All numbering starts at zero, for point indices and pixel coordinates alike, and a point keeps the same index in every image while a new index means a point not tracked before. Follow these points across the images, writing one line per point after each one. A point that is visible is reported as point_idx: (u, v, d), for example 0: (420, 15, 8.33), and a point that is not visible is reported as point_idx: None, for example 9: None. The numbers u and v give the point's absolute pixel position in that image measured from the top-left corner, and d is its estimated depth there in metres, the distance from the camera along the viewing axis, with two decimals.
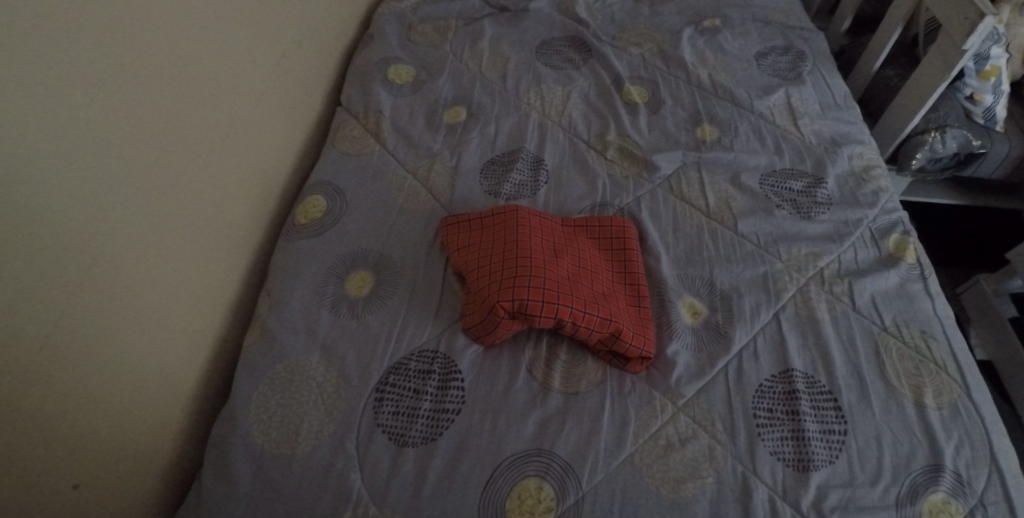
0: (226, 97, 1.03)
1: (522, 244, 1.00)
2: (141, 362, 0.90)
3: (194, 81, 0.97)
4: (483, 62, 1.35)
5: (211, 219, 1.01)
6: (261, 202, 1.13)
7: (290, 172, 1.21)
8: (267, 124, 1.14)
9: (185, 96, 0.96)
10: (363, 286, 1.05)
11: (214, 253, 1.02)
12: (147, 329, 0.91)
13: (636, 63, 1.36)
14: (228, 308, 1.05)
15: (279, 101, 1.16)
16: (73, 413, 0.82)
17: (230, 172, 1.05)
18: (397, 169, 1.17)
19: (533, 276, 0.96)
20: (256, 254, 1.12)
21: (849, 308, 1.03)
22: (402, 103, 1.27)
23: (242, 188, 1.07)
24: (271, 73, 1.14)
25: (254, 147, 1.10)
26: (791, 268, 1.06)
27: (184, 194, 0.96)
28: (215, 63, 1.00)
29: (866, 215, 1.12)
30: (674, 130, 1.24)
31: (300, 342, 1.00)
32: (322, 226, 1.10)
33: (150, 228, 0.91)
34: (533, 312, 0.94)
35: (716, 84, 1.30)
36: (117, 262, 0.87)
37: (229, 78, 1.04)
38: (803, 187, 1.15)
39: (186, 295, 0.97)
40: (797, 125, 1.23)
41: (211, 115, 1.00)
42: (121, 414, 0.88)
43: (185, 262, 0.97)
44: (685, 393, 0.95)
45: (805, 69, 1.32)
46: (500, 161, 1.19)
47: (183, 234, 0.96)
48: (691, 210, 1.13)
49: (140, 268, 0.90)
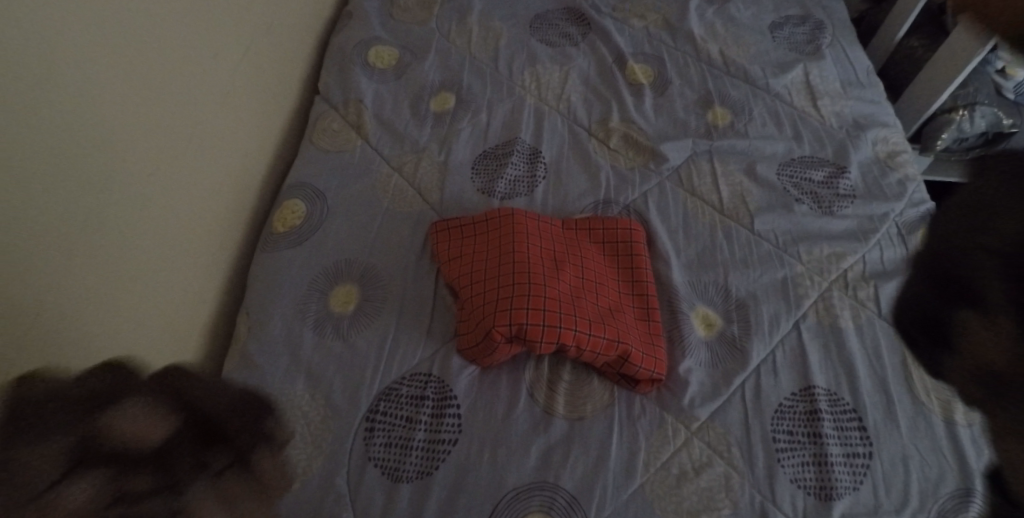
0: (198, 97, 0.95)
1: (520, 253, 0.91)
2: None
3: (161, 76, 0.88)
4: (472, 39, 1.24)
5: (184, 225, 0.94)
6: (234, 201, 1.05)
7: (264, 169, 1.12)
8: (240, 116, 1.05)
9: (153, 95, 0.87)
10: (349, 301, 0.97)
11: (188, 263, 0.95)
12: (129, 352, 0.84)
13: (639, 38, 1.25)
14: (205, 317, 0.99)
15: (254, 95, 1.08)
16: None
17: (208, 172, 0.98)
18: (382, 166, 1.08)
19: (533, 291, 0.87)
20: (229, 259, 1.05)
21: (875, 315, 0.95)
22: (384, 90, 1.17)
23: (213, 187, 0.99)
24: (241, 61, 1.04)
25: (230, 143, 1.03)
26: (812, 271, 0.98)
27: (157, 202, 0.88)
28: (183, 56, 0.91)
29: (892, 209, 1.03)
30: (683, 115, 1.14)
31: (284, 367, 0.92)
32: (302, 235, 1.02)
33: (132, 242, 0.85)
34: (532, 337, 0.85)
35: (727, 61, 1.19)
36: (96, 288, 0.79)
37: (198, 70, 0.94)
38: (824, 178, 1.06)
39: (169, 308, 0.92)
40: (816, 106, 1.14)
41: (189, 113, 0.93)
42: None
43: (162, 279, 0.90)
44: (700, 415, 0.88)
45: (824, 41, 1.21)
46: (494, 153, 1.09)
47: (156, 246, 0.89)
48: (703, 206, 1.04)
49: (121, 287, 0.83)
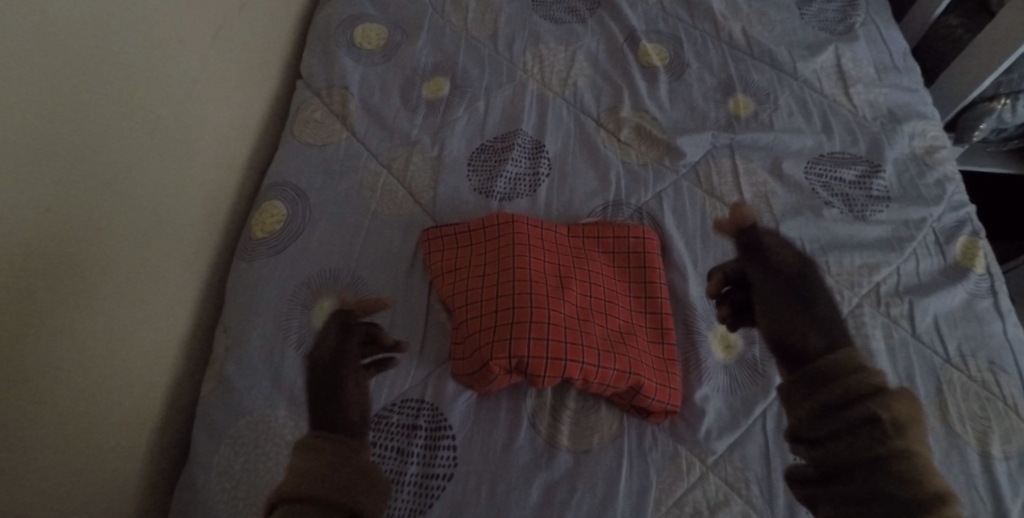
0: (193, 71, 0.93)
1: (519, 270, 0.83)
2: (114, 388, 0.83)
3: (103, 77, 0.80)
4: (469, 15, 1.13)
5: (151, 238, 0.87)
6: (213, 205, 0.98)
7: (242, 164, 1.04)
8: (210, 112, 0.97)
9: (95, 102, 0.79)
10: (335, 318, 0.88)
11: (161, 278, 0.89)
12: (89, 381, 0.80)
13: (653, 14, 1.13)
14: (187, 332, 0.93)
15: (238, 80, 1.02)
16: (72, 422, 0.78)
17: (209, 145, 0.97)
18: (370, 162, 0.99)
19: (535, 315, 0.79)
20: (213, 266, 0.98)
21: (909, 336, 0.88)
22: (372, 74, 1.07)
23: (199, 177, 0.95)
24: (207, 51, 0.95)
25: (230, 115, 1.01)
26: (841, 284, 0.90)
27: (115, 218, 0.82)
28: (128, 52, 0.83)
29: (929, 214, 0.95)
30: (701, 103, 1.04)
31: (265, 391, 0.85)
32: (284, 241, 0.94)
33: (130, 222, 0.84)
34: (535, 371, 0.77)
35: (751, 41, 1.09)
36: (97, 271, 0.80)
37: (152, 66, 0.86)
38: (856, 177, 0.98)
39: (178, 280, 0.92)
40: (848, 94, 1.05)
41: (186, 88, 0.92)
42: (116, 421, 0.83)
43: (166, 255, 0.90)
44: (715, 449, 0.80)
45: (856, 19, 1.12)
46: (492, 147, 1.00)
47: (119, 265, 0.83)
48: (722, 209, 0.95)
49: (122, 262, 0.83)
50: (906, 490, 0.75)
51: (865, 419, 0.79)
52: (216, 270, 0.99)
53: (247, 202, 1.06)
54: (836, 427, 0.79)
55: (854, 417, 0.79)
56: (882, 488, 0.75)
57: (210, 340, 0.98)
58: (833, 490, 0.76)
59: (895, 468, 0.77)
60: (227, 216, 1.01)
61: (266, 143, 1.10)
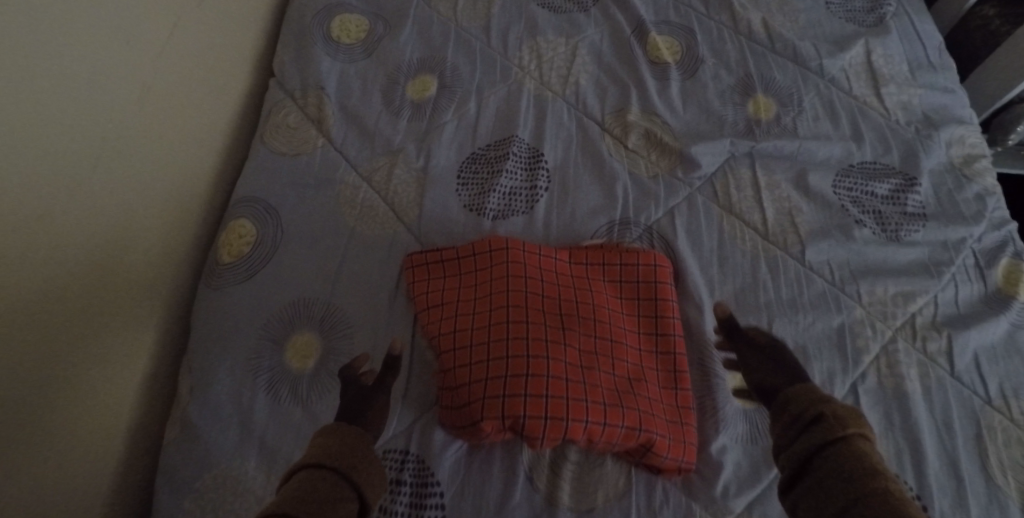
0: (164, 55, 0.85)
1: (516, 311, 0.74)
2: (77, 413, 0.75)
3: (30, 88, 0.70)
4: (459, 4, 1.02)
5: (104, 267, 0.78)
6: (179, 218, 0.88)
7: (215, 161, 0.95)
8: (171, 119, 0.87)
9: (23, 118, 0.69)
10: (309, 355, 0.79)
11: (117, 311, 0.80)
12: (37, 435, 0.71)
13: (663, 3, 1.02)
14: (149, 367, 0.84)
15: (209, 71, 0.93)
16: (35, 450, 0.71)
17: (183, 136, 0.89)
18: (348, 174, 0.89)
19: (533, 364, 0.70)
20: (179, 291, 0.89)
21: (946, 375, 0.78)
22: (352, 71, 0.97)
23: (172, 172, 0.87)
24: (174, 37, 0.86)
25: (205, 103, 0.93)
26: (873, 317, 0.81)
27: (72, 226, 0.74)
28: (58, 57, 0.72)
29: (970, 233, 0.86)
30: (718, 105, 0.93)
31: (233, 439, 0.76)
32: (253, 265, 0.84)
33: (97, 224, 0.77)
34: (532, 433, 0.69)
35: (772, 34, 0.98)
36: (59, 279, 0.73)
37: (92, 72, 0.76)
38: (890, 191, 0.88)
39: (150, 286, 0.84)
40: (879, 95, 0.95)
41: (156, 73, 0.84)
42: (79, 450, 0.76)
43: (137, 259, 0.82)
44: (734, 507, 0.71)
45: (888, 10, 1.01)
46: (484, 157, 0.89)
47: (85, 271, 0.76)
48: (742, 228, 0.85)
49: (88, 268, 0.76)
50: (887, 484, 0.56)
51: (817, 414, 0.64)
52: (182, 295, 0.89)
53: (216, 216, 0.95)
54: (783, 424, 0.67)
55: (805, 416, 0.65)
56: (860, 491, 0.56)
57: (176, 372, 0.88)
58: (800, 486, 0.60)
59: (871, 463, 0.58)
60: (192, 234, 0.91)
61: (237, 148, 0.99)
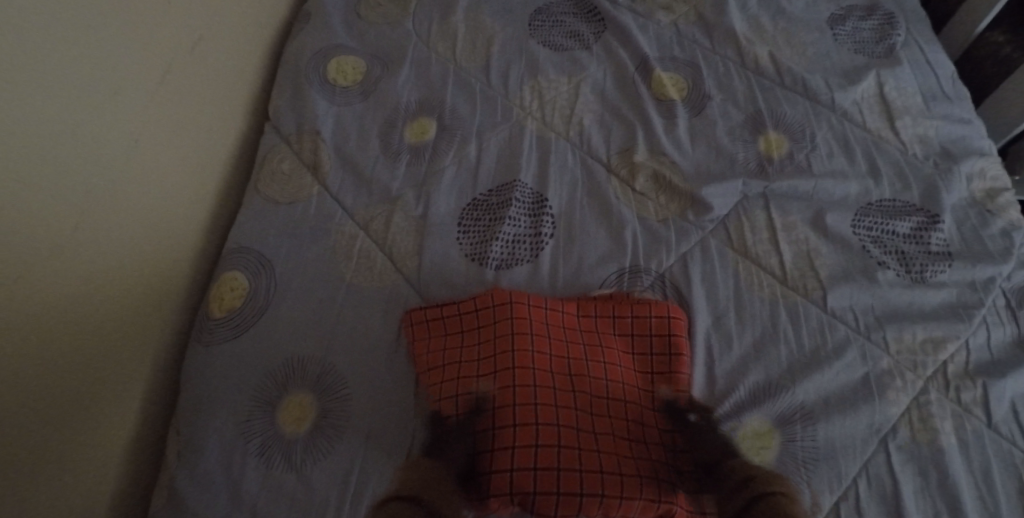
0: (161, 95, 0.82)
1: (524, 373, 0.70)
2: (63, 466, 0.71)
3: (16, 145, 0.66)
4: (457, 44, 0.99)
5: (94, 317, 0.74)
6: (173, 262, 0.85)
7: (209, 204, 0.91)
8: (165, 163, 0.83)
9: (17, 171, 0.66)
10: (304, 419, 0.73)
11: (108, 360, 0.76)
12: (20, 494, 0.67)
13: (667, 38, 0.99)
14: (136, 423, 0.80)
15: (203, 113, 0.90)
16: (22, 506, 0.67)
17: (178, 175, 0.86)
18: (345, 223, 0.85)
19: (544, 434, 0.66)
20: (172, 339, 0.85)
21: (983, 426, 0.73)
22: (347, 115, 0.94)
23: (167, 213, 0.84)
24: (172, 77, 0.84)
25: (201, 142, 0.90)
26: (902, 367, 0.76)
27: (62, 280, 0.70)
28: (52, 104, 0.69)
29: (999, 272, 0.81)
30: (727, 143, 0.90)
31: (223, 511, 0.70)
32: (245, 321, 0.79)
33: (89, 270, 0.73)
34: (544, 509, 0.64)
35: (781, 68, 0.95)
36: (50, 329, 0.69)
37: (85, 122, 0.73)
38: (912, 230, 0.83)
39: (143, 330, 0.80)
40: (894, 129, 0.91)
41: (153, 113, 0.81)
42: (65, 506, 0.72)
43: (131, 303, 0.79)
44: None
45: (897, 39, 0.97)
46: (487, 203, 0.85)
47: (77, 319, 0.72)
48: (759, 273, 0.81)
49: (79, 314, 0.72)
50: None
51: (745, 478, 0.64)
52: (170, 354, 0.85)
53: (209, 268, 0.91)
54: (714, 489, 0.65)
55: (730, 477, 0.65)
56: None
57: (164, 435, 0.84)
58: None
59: None
60: (185, 282, 0.87)
61: (230, 195, 0.96)
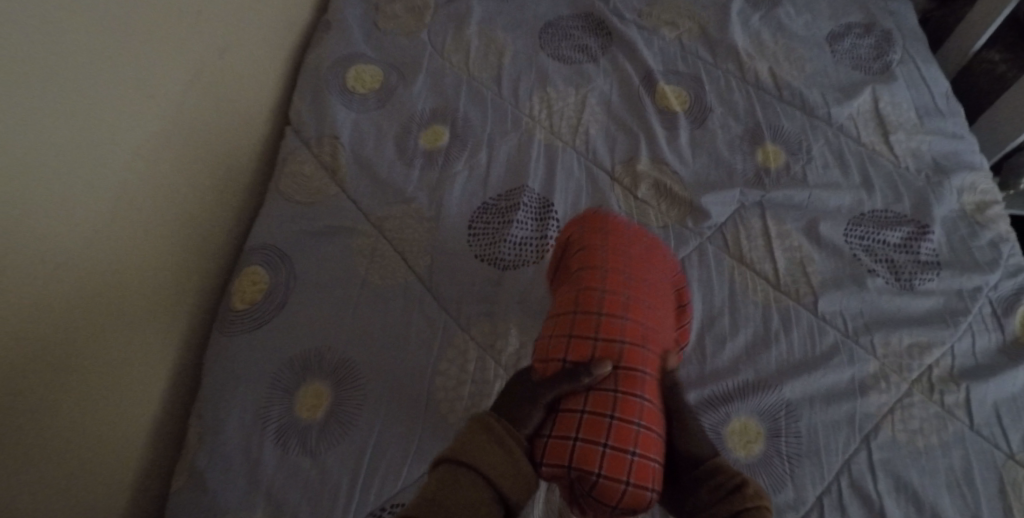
0: (195, 93, 0.88)
1: (611, 325, 0.71)
2: (96, 434, 0.77)
3: (65, 139, 0.72)
4: (470, 55, 1.04)
5: (128, 297, 0.80)
6: (200, 250, 0.90)
7: (233, 199, 0.96)
8: (197, 157, 0.89)
9: (64, 163, 0.72)
10: (319, 405, 0.78)
11: (139, 337, 0.81)
12: (55, 457, 0.72)
13: (671, 53, 1.04)
14: (162, 402, 0.85)
15: (231, 113, 0.95)
16: (56, 468, 0.72)
17: (208, 168, 0.91)
18: (360, 223, 0.89)
19: (594, 401, 0.68)
20: (196, 323, 0.90)
21: (965, 427, 0.76)
22: (365, 120, 0.98)
23: (196, 203, 0.89)
24: (206, 78, 0.90)
25: (229, 139, 0.95)
26: (888, 369, 0.79)
27: (101, 264, 0.76)
28: (101, 100, 0.75)
29: (985, 282, 0.84)
30: (726, 154, 0.94)
31: (240, 490, 0.75)
32: (264, 313, 0.84)
33: (124, 254, 0.79)
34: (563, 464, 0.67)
35: (780, 83, 0.99)
36: (88, 308, 0.75)
37: (128, 119, 0.79)
38: (902, 240, 0.87)
39: (171, 311, 0.86)
40: (888, 143, 0.95)
41: (188, 110, 0.87)
42: (94, 473, 0.77)
43: (161, 285, 0.84)
44: None
45: (893, 56, 1.01)
46: (496, 207, 0.90)
47: (113, 298, 0.78)
48: (753, 278, 0.85)
49: (115, 294, 0.78)
50: None
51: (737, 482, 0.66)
52: (193, 339, 0.90)
53: (231, 259, 0.96)
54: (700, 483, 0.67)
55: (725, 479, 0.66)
56: None
57: (186, 417, 0.88)
58: None
59: None
60: (208, 273, 0.92)
61: (252, 193, 1.01)
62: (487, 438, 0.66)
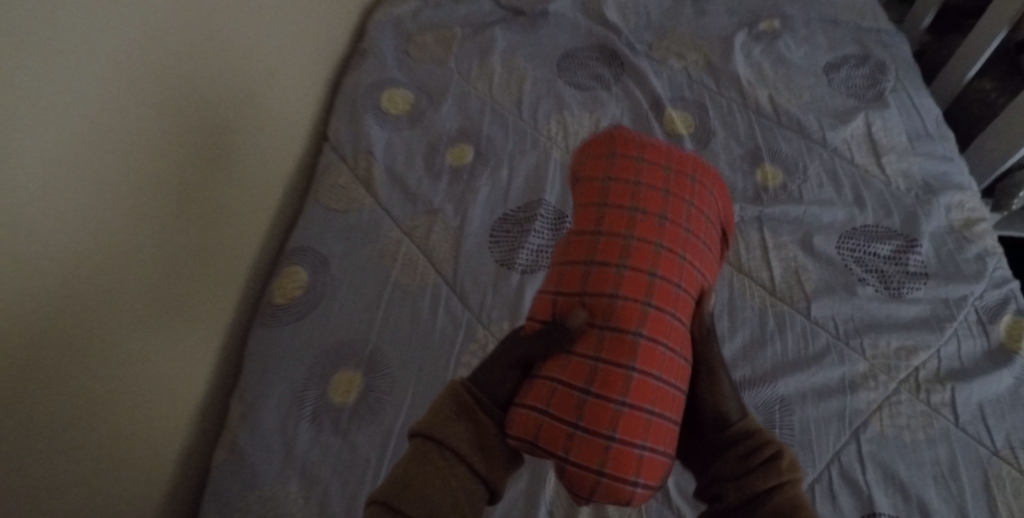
0: (253, 109, 0.99)
1: (600, 280, 0.69)
2: (154, 408, 0.85)
3: (157, 145, 0.83)
4: (494, 82, 1.13)
5: (189, 286, 0.89)
6: (246, 248, 0.99)
7: (275, 206, 1.06)
8: (251, 166, 1.00)
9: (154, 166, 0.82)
10: (350, 390, 0.86)
11: (195, 323, 0.90)
12: (122, 425, 0.81)
13: (679, 81, 1.12)
14: (207, 386, 0.93)
15: (278, 130, 1.05)
16: (121, 434, 0.81)
17: (259, 177, 1.01)
18: (391, 231, 0.98)
19: (572, 369, 0.67)
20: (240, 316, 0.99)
21: (951, 425, 0.82)
22: (396, 139, 1.08)
23: (248, 207, 0.99)
24: (262, 96, 1.01)
25: (276, 152, 1.05)
26: (877, 369, 0.85)
27: (173, 255, 0.86)
28: (186, 113, 0.86)
29: (971, 291, 0.90)
30: (728, 173, 1.02)
31: (277, 465, 0.82)
32: (302, 308, 0.92)
33: (189, 248, 0.89)
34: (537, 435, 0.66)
35: (779, 109, 1.07)
36: (159, 293, 0.84)
37: (204, 131, 0.90)
38: (892, 252, 0.94)
39: (221, 302, 0.95)
40: (879, 164, 1.02)
41: (248, 124, 0.98)
42: (149, 444, 0.85)
43: (215, 278, 0.94)
44: None
45: (886, 85, 1.09)
46: (514, 218, 0.98)
47: (178, 286, 0.87)
48: (751, 285, 0.92)
49: (180, 282, 0.88)
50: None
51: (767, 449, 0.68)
52: (236, 330, 0.98)
53: (272, 261, 1.05)
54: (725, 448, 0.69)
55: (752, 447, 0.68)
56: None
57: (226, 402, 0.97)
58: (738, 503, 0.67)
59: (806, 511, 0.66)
60: (252, 273, 1.01)
61: (291, 204, 1.10)
62: (453, 408, 0.69)
